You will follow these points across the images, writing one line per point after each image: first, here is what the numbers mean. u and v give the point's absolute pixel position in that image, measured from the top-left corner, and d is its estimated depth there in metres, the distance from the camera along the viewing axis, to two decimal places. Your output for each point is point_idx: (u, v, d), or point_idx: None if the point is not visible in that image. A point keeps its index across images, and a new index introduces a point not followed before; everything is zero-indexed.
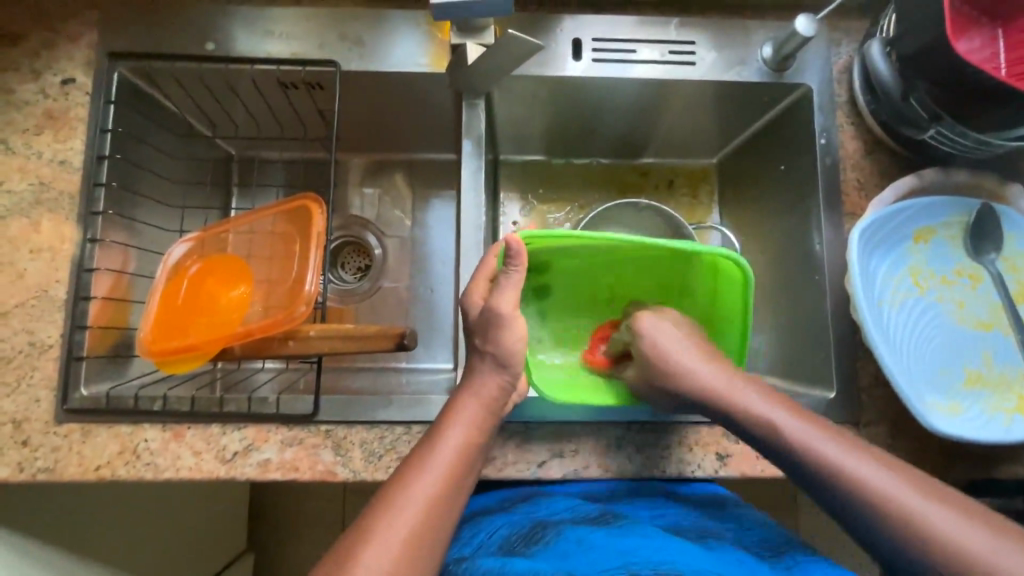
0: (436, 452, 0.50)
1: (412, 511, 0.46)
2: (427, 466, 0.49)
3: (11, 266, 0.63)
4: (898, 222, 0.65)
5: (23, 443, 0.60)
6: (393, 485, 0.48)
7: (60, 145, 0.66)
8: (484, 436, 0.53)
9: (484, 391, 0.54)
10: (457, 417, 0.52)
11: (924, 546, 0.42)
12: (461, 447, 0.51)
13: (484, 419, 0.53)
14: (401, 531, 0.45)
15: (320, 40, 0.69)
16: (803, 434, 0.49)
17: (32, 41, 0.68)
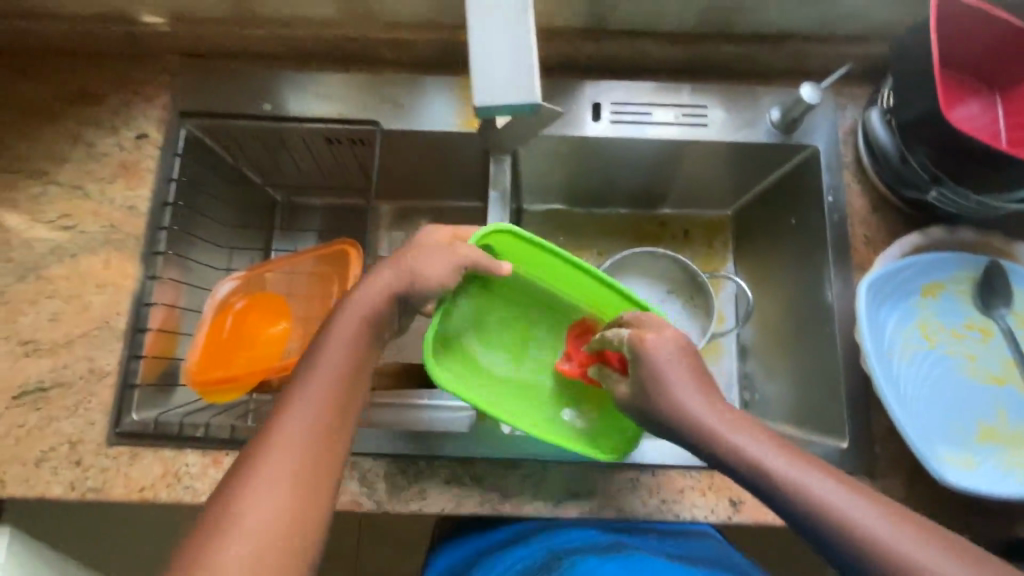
0: (295, 408, 0.49)
1: (270, 491, 0.45)
2: (287, 440, 0.47)
3: (79, 299, 0.70)
4: (907, 276, 0.67)
5: (76, 463, 0.65)
6: (248, 464, 0.46)
7: (131, 192, 0.73)
8: (356, 377, 0.52)
9: (354, 341, 0.53)
10: (322, 362, 0.51)
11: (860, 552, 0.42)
12: (326, 395, 0.50)
13: (350, 366, 0.52)
14: (257, 511, 0.44)
15: (364, 102, 0.76)
16: (795, 473, 0.46)
17: (113, 100, 0.76)
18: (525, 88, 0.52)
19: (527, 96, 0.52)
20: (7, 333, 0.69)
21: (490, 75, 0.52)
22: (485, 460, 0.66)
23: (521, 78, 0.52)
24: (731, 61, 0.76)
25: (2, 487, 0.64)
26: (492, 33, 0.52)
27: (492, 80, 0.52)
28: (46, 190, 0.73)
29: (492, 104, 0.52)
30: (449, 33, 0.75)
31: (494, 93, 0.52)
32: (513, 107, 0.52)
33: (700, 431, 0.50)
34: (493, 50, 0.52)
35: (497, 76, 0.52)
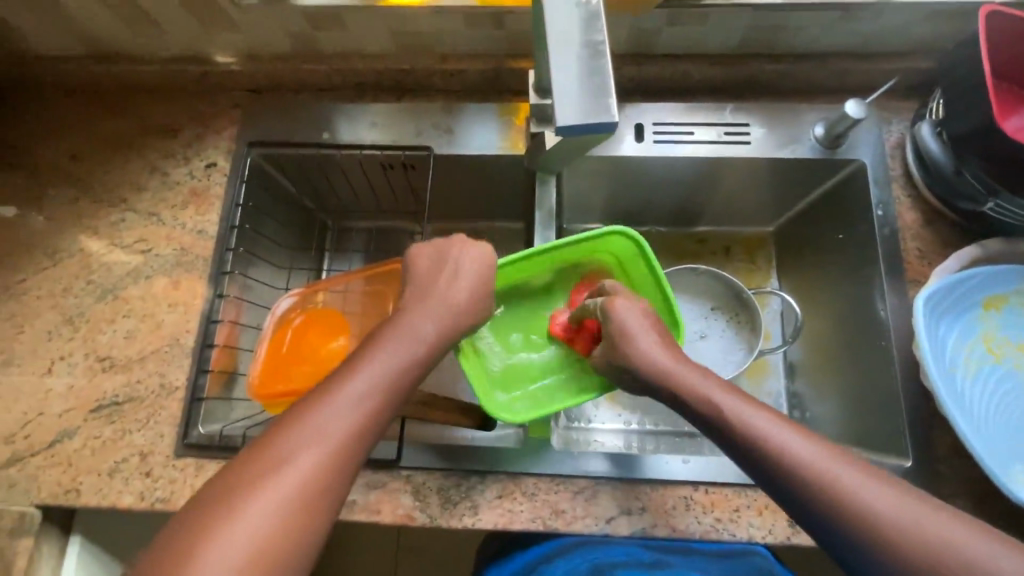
0: (349, 384, 0.49)
1: (291, 480, 0.44)
2: (317, 430, 0.46)
3: (152, 317, 0.75)
4: (966, 290, 0.65)
5: (146, 474, 0.69)
6: (273, 448, 0.45)
7: (200, 217, 0.79)
8: (413, 372, 0.53)
9: (399, 344, 0.53)
10: (385, 348, 0.52)
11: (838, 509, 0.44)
12: (384, 378, 0.50)
13: (411, 358, 0.52)
14: (276, 498, 0.43)
15: (415, 129, 0.80)
16: (753, 416, 0.49)
17: (185, 133, 0.82)
18: (610, 102, 0.46)
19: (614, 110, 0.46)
20: (87, 349, 0.74)
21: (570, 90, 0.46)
22: (536, 475, 0.66)
23: (602, 92, 0.46)
24: (773, 79, 0.77)
25: (79, 496, 0.68)
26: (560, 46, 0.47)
27: (571, 97, 0.46)
28: (124, 217, 0.79)
29: (575, 126, 0.45)
30: (495, 62, 0.79)
31: (580, 110, 0.45)
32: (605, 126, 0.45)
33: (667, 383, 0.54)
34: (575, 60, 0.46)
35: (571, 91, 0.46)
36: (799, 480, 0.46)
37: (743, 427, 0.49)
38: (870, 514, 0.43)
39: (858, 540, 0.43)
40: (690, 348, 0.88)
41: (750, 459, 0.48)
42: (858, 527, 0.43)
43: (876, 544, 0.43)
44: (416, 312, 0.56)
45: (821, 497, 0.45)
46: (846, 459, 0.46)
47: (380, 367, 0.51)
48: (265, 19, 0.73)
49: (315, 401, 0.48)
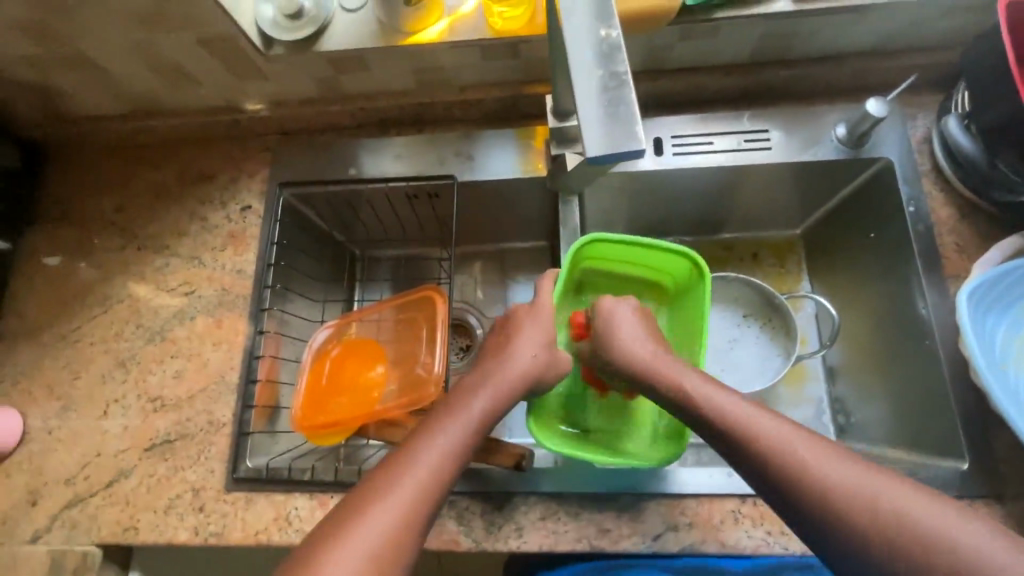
0: (435, 436, 0.55)
1: (381, 517, 0.49)
2: (404, 472, 0.52)
3: (198, 356, 0.78)
4: (1011, 283, 0.63)
5: (199, 509, 0.71)
6: (366, 490, 0.51)
7: (239, 258, 0.82)
8: (468, 451, 0.56)
9: (480, 398, 0.59)
10: (444, 429, 0.56)
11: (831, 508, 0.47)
12: (444, 459, 0.54)
13: (468, 439, 0.56)
14: (370, 532, 0.48)
15: (438, 158, 0.83)
16: (773, 429, 0.53)
17: (222, 179, 0.86)
18: (636, 129, 0.42)
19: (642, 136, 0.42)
20: (139, 390, 0.77)
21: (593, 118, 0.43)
22: (579, 495, 0.66)
23: (627, 118, 0.42)
24: (789, 84, 0.77)
25: (137, 533, 0.70)
26: (581, 72, 0.43)
27: (594, 124, 0.42)
28: (168, 262, 0.83)
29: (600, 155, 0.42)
30: (512, 90, 0.81)
31: (604, 138, 0.42)
32: (632, 155, 0.41)
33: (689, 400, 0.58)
34: (597, 87, 0.43)
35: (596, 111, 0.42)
36: (816, 492, 0.48)
37: (762, 439, 0.52)
38: (889, 521, 0.45)
39: (849, 537, 0.46)
40: (724, 357, 0.87)
41: (768, 472, 0.51)
42: (850, 524, 0.46)
43: (895, 553, 0.44)
44: (472, 395, 0.60)
45: (839, 507, 0.47)
46: (848, 462, 0.49)
47: (440, 447, 0.54)
48: (291, 66, 0.76)
49: (404, 448, 0.55)
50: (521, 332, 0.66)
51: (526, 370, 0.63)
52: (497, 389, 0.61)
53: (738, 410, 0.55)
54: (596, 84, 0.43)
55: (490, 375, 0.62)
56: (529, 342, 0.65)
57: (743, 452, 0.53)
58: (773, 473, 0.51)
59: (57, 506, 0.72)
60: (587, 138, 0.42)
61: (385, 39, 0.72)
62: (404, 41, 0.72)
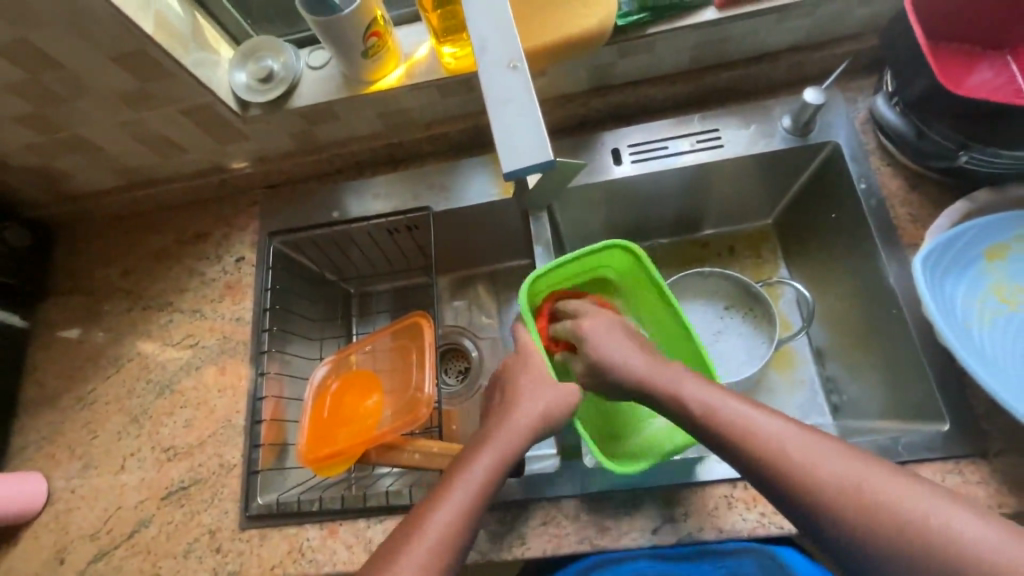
0: (456, 489, 0.57)
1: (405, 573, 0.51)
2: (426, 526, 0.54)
3: (205, 403, 0.82)
4: (963, 245, 0.66)
5: (216, 550, 0.74)
6: (393, 544, 0.53)
7: (237, 306, 0.87)
8: (479, 509, 0.57)
9: (507, 436, 0.62)
10: (453, 492, 0.56)
11: (866, 526, 0.47)
12: (455, 523, 0.54)
13: (476, 500, 0.56)
14: None
15: (412, 193, 0.88)
16: (781, 434, 0.53)
17: (216, 235, 0.92)
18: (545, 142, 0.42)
19: (551, 148, 0.42)
20: (153, 442, 0.81)
21: (508, 135, 0.43)
22: (576, 497, 0.68)
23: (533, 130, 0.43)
24: (732, 85, 0.82)
25: None
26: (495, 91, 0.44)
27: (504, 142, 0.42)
28: (172, 318, 0.88)
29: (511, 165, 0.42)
30: (476, 120, 0.87)
31: (517, 154, 0.42)
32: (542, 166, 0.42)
33: (701, 417, 0.58)
34: (508, 107, 0.43)
35: (502, 128, 0.43)
36: (855, 509, 0.47)
37: (768, 446, 0.53)
38: (907, 526, 0.45)
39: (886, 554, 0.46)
40: (711, 351, 0.89)
41: (787, 488, 0.51)
42: (886, 542, 0.46)
43: (910, 556, 0.45)
44: (482, 450, 0.60)
45: (847, 510, 0.48)
46: (885, 476, 0.48)
47: (449, 511, 0.55)
48: (269, 125, 0.83)
49: (428, 500, 0.56)
50: (522, 369, 0.68)
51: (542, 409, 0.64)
52: (508, 436, 0.61)
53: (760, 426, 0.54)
54: (506, 106, 0.43)
55: (503, 427, 0.62)
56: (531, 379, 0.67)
57: (763, 470, 0.52)
58: (783, 484, 0.51)
59: (84, 561, 0.76)
60: (501, 155, 0.42)
61: (349, 90, 0.78)
62: (366, 89, 0.78)
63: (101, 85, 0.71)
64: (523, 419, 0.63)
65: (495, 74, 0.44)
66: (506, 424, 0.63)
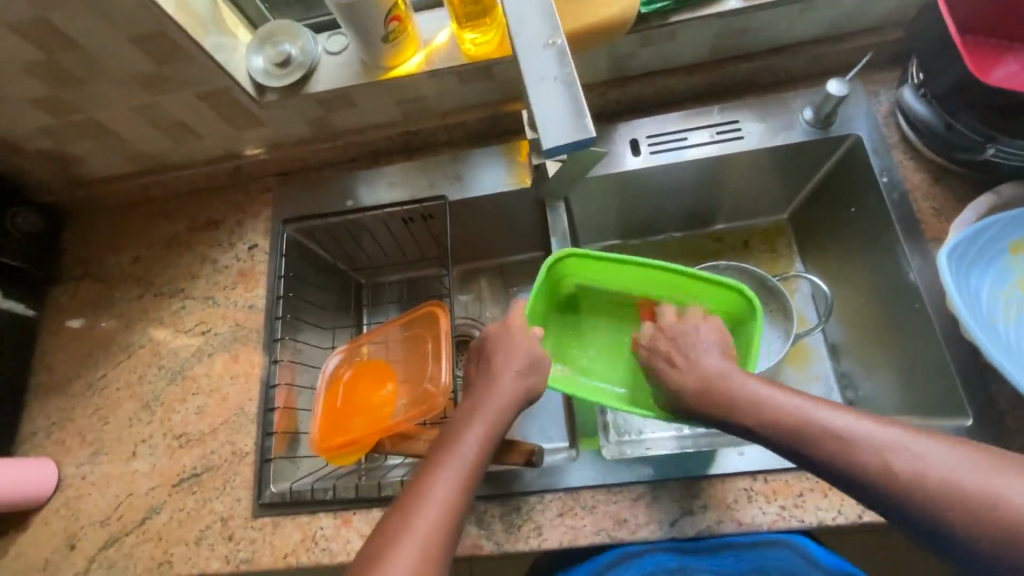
0: (451, 458, 0.57)
1: (411, 541, 0.51)
2: (429, 495, 0.54)
3: (217, 391, 0.82)
4: (988, 239, 0.65)
5: (228, 538, 0.73)
6: (398, 514, 0.53)
7: (250, 294, 0.86)
8: (476, 479, 0.57)
9: (494, 404, 0.62)
10: (447, 466, 0.56)
11: (917, 498, 0.46)
12: (451, 497, 0.54)
13: (469, 472, 0.57)
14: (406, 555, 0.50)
15: (427, 182, 0.87)
16: (846, 422, 0.52)
17: (228, 222, 0.91)
18: (585, 121, 0.42)
19: (592, 127, 0.42)
20: (164, 429, 0.81)
21: (548, 113, 0.43)
22: (593, 489, 0.67)
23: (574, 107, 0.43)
24: (753, 77, 0.81)
25: (171, 567, 0.72)
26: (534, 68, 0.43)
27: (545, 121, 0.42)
28: (184, 305, 0.88)
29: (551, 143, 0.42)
30: (493, 109, 0.86)
31: (557, 132, 0.42)
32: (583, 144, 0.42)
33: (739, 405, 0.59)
34: (547, 85, 0.43)
35: (540, 106, 0.43)
36: (904, 484, 0.47)
37: (813, 427, 0.53)
38: (959, 496, 0.45)
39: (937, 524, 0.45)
40: None
41: (835, 466, 0.51)
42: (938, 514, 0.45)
43: (964, 526, 0.44)
44: (468, 424, 0.61)
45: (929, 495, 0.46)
46: (934, 449, 0.48)
47: (444, 485, 0.55)
48: (285, 111, 0.82)
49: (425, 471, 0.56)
50: (512, 347, 0.67)
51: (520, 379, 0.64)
52: (495, 408, 0.62)
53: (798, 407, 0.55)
54: (544, 83, 0.43)
55: (486, 399, 0.63)
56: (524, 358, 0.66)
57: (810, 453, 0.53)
58: (831, 462, 0.51)
59: (95, 547, 0.75)
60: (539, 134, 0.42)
61: (367, 75, 0.78)
62: (384, 75, 0.77)
63: (118, 66, 0.70)
64: (502, 396, 0.63)
65: (533, 52, 0.44)
66: (488, 396, 0.63)
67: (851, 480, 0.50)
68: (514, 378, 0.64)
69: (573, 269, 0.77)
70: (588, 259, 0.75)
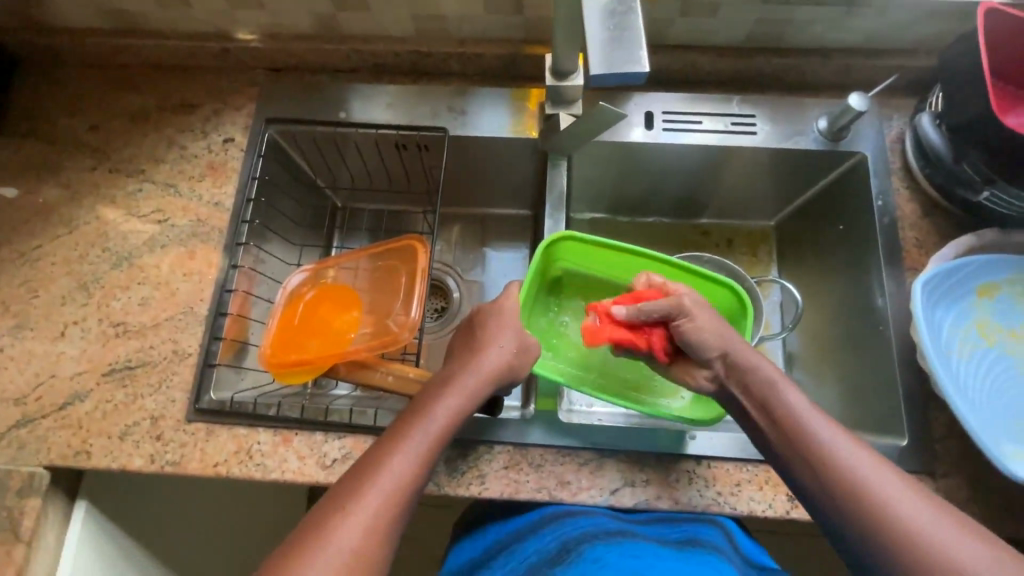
0: (415, 435, 0.54)
1: (363, 517, 0.48)
2: (386, 469, 0.51)
3: (166, 286, 0.76)
4: (961, 277, 0.67)
5: (156, 437, 0.69)
6: (351, 485, 0.51)
7: (217, 190, 0.80)
8: (436, 458, 0.55)
9: (468, 384, 0.59)
10: (410, 440, 0.54)
11: (865, 522, 0.47)
12: (410, 473, 0.52)
13: (432, 450, 0.54)
14: (357, 535, 0.48)
15: (430, 110, 0.83)
16: (841, 449, 0.50)
17: (205, 109, 0.84)
18: (639, 54, 0.47)
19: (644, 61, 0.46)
20: (101, 315, 0.75)
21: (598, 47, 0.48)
22: (544, 448, 0.68)
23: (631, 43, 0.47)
24: (779, 74, 0.80)
25: (89, 457, 0.68)
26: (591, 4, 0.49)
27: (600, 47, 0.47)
28: (142, 188, 0.80)
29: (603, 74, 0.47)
30: (513, 48, 0.81)
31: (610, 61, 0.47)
32: (632, 76, 0.46)
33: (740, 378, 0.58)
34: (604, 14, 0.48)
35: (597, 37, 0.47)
36: (860, 504, 0.47)
37: (798, 424, 0.53)
38: (907, 533, 0.45)
39: (872, 550, 0.46)
40: None
41: (805, 465, 0.51)
42: (879, 542, 0.46)
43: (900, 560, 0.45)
44: (438, 397, 0.58)
45: (918, 566, 0.44)
46: (902, 486, 0.48)
47: (406, 458, 0.52)
48: None
49: (386, 445, 0.54)
50: (494, 323, 0.64)
51: (500, 358, 0.61)
52: (469, 384, 0.59)
53: (794, 403, 0.54)
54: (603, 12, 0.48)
55: (460, 372, 0.60)
56: (504, 330, 0.63)
57: (785, 444, 0.53)
58: (801, 461, 0.52)
59: (4, 426, 0.70)
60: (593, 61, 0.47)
61: None
62: None
63: None
64: (480, 374, 0.60)
65: None
66: (465, 368, 0.60)
67: (806, 475, 0.51)
68: (493, 356, 0.61)
69: (567, 253, 0.74)
70: (587, 243, 0.72)
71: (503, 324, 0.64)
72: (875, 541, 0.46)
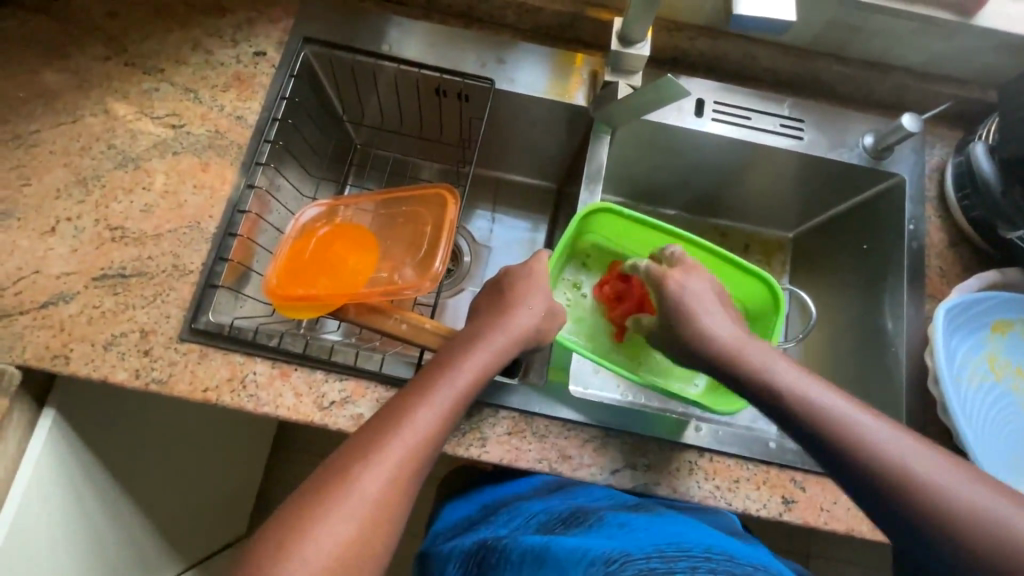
0: (439, 386, 0.52)
1: (387, 465, 0.46)
2: (411, 420, 0.49)
3: (174, 196, 0.71)
4: (980, 310, 0.69)
5: (144, 352, 0.65)
6: (372, 431, 0.48)
7: (241, 103, 0.75)
8: (458, 414, 0.53)
9: (493, 343, 0.57)
10: (435, 393, 0.52)
11: (878, 475, 0.48)
12: (433, 425, 0.50)
13: (456, 405, 0.52)
14: (379, 477, 0.46)
15: (478, 59, 0.79)
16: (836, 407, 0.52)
17: (239, 16, 0.79)
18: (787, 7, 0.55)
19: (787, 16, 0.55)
20: (97, 216, 0.69)
21: None
22: (549, 419, 0.66)
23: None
24: (833, 83, 0.79)
25: (67, 363, 0.64)
26: None
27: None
28: (158, 87, 0.75)
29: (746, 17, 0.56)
30: (574, 8, 0.78)
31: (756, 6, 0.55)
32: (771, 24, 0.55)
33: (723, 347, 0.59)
34: None
35: None
36: (866, 460, 0.49)
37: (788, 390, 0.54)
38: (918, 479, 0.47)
39: (892, 501, 0.47)
40: None
41: (804, 429, 0.52)
42: (895, 492, 0.47)
43: (920, 506, 0.46)
44: (465, 352, 0.56)
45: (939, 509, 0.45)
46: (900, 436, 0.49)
47: (432, 412, 0.50)
48: None
49: (409, 396, 0.51)
50: (525, 286, 0.62)
51: (528, 322, 0.60)
52: (495, 343, 0.57)
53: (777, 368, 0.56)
54: None
55: (487, 332, 0.58)
56: (534, 295, 0.61)
57: (782, 411, 0.54)
58: (800, 427, 0.53)
59: None
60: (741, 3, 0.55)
61: None
62: None
63: None
64: (507, 335, 0.58)
65: None
66: (492, 329, 0.59)
67: (808, 439, 0.52)
68: (519, 317, 0.60)
69: (599, 226, 0.73)
70: (624, 219, 0.71)
71: (532, 288, 0.62)
72: (892, 493, 0.47)
